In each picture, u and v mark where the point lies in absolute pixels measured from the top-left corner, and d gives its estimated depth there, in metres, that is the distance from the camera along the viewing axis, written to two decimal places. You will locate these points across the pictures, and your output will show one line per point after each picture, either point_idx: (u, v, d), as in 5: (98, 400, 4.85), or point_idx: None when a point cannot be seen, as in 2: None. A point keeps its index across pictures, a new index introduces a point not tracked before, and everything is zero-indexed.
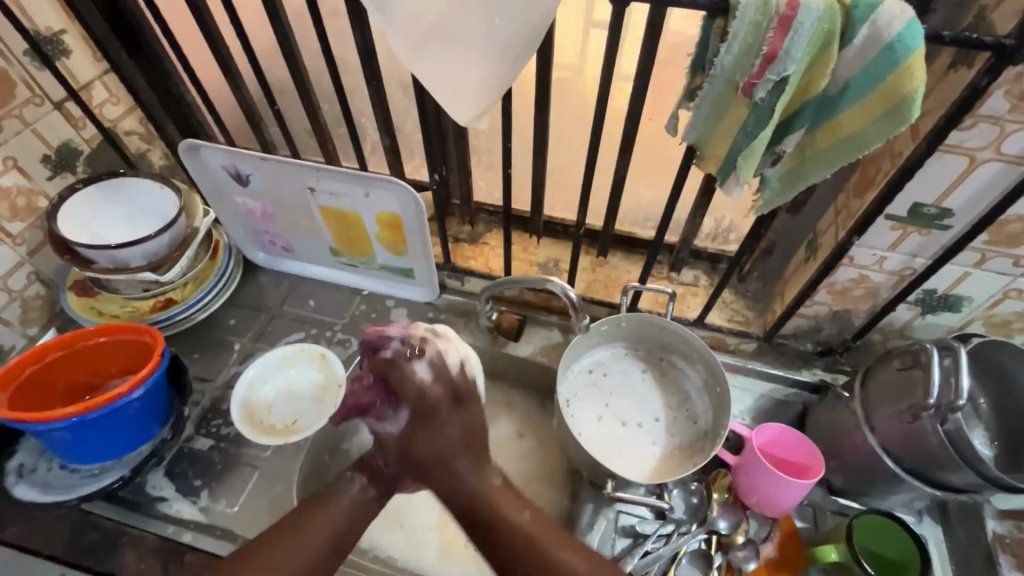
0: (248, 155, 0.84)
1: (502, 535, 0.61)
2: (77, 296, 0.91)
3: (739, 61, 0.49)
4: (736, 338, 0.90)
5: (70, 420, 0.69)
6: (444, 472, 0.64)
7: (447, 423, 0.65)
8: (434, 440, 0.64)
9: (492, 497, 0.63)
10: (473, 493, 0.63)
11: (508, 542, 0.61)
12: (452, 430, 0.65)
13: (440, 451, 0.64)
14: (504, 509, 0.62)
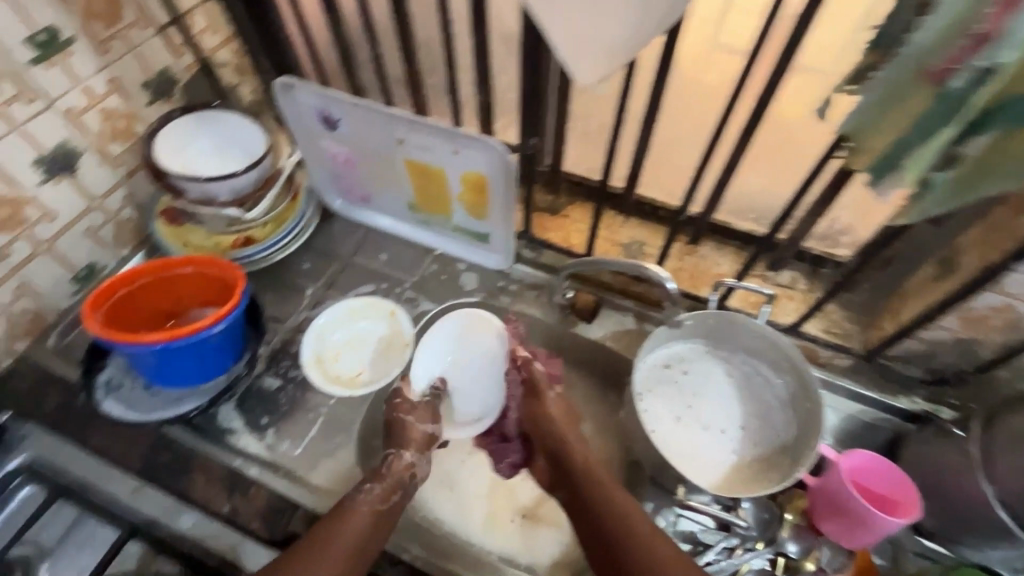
0: (341, 99, 0.81)
1: (597, 506, 0.70)
2: (168, 226, 0.93)
3: (941, 41, 0.41)
4: (830, 351, 0.83)
5: (156, 347, 0.71)
6: (563, 447, 0.77)
7: (560, 413, 0.80)
8: (554, 428, 0.78)
9: (589, 478, 0.73)
10: (580, 466, 0.75)
11: (602, 512, 0.69)
12: (568, 419, 0.80)
13: (560, 432, 0.78)
14: (605, 487, 0.72)
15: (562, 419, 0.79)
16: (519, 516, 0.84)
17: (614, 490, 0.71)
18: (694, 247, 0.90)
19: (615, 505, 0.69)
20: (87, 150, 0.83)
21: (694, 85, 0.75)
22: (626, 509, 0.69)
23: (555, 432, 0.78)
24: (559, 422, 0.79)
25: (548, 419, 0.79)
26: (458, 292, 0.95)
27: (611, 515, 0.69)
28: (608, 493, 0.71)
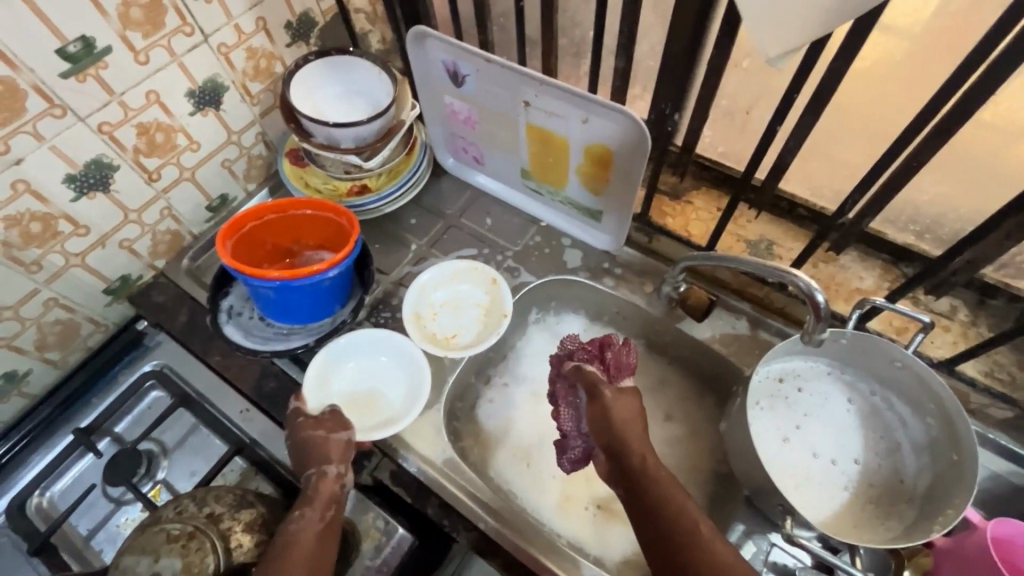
0: (473, 54, 0.78)
1: (658, 509, 0.61)
2: (291, 164, 0.97)
3: None
4: (987, 398, 0.71)
5: (274, 283, 0.74)
6: (619, 440, 0.66)
7: (624, 403, 0.68)
8: (613, 420, 0.67)
9: (654, 485, 0.62)
10: (637, 463, 0.64)
11: (665, 518, 0.60)
12: (632, 412, 0.68)
13: (618, 424, 0.67)
14: (667, 489, 0.62)
15: (627, 417, 0.68)
16: (594, 506, 0.82)
17: (679, 494, 0.62)
18: (834, 255, 0.80)
19: (682, 512, 0.60)
20: (231, 85, 0.87)
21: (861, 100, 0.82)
22: (693, 520, 0.60)
23: (612, 421, 0.67)
24: (622, 420, 0.67)
25: (602, 408, 0.68)
26: (560, 267, 0.91)
27: (674, 524, 0.60)
28: (672, 497, 0.61)
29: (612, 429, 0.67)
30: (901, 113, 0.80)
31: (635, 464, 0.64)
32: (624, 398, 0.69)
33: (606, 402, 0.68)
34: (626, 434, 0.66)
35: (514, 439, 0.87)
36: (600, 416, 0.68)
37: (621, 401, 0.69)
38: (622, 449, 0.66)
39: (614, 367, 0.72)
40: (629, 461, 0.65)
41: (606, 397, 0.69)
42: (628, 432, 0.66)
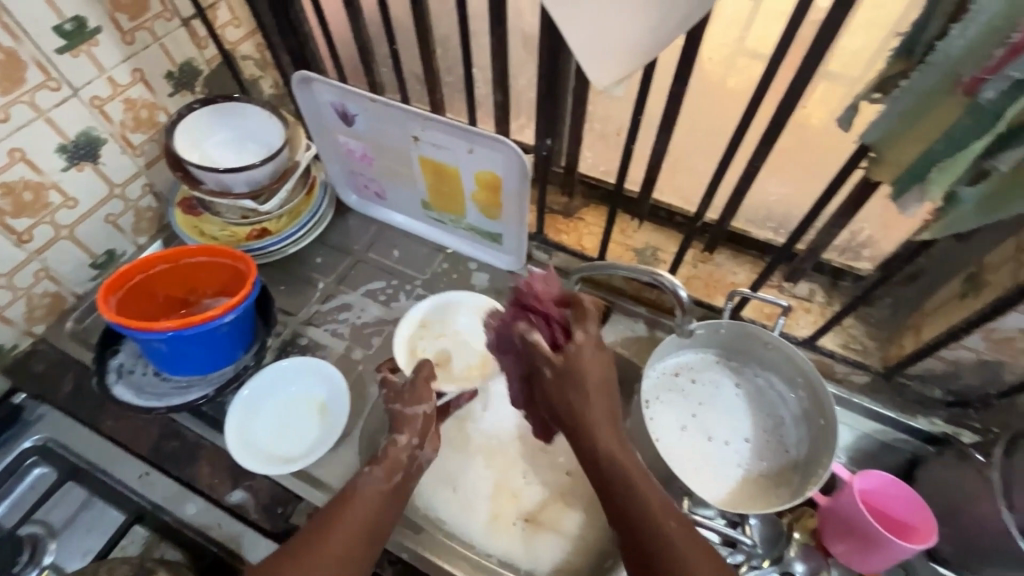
0: (358, 94, 0.81)
1: (629, 516, 0.59)
2: (183, 214, 0.94)
3: (973, 50, 0.40)
4: (847, 368, 0.80)
5: (166, 334, 0.72)
6: (588, 438, 0.62)
7: (593, 382, 0.63)
8: (584, 403, 0.62)
9: (623, 469, 0.60)
10: (608, 460, 0.61)
11: (635, 523, 0.58)
12: (601, 390, 0.63)
13: (590, 414, 0.62)
14: (637, 486, 0.60)
15: (594, 374, 0.64)
16: (522, 520, 0.83)
17: (646, 487, 0.60)
18: (709, 255, 0.89)
19: (651, 514, 0.58)
20: (109, 138, 0.84)
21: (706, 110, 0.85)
22: (660, 522, 0.58)
23: (579, 413, 0.63)
24: (584, 381, 0.63)
25: (569, 396, 0.63)
26: (468, 291, 0.95)
27: (645, 527, 0.58)
28: (640, 494, 0.59)
29: (585, 402, 0.62)
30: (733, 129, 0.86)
31: (607, 462, 0.61)
32: (588, 356, 0.64)
33: (550, 378, 0.64)
34: (593, 428, 0.62)
35: (439, 465, 0.87)
36: (572, 389, 0.63)
37: (587, 370, 0.63)
38: (591, 445, 0.62)
39: (563, 318, 0.66)
40: (599, 458, 0.61)
41: (573, 372, 0.63)
42: (597, 428, 0.62)
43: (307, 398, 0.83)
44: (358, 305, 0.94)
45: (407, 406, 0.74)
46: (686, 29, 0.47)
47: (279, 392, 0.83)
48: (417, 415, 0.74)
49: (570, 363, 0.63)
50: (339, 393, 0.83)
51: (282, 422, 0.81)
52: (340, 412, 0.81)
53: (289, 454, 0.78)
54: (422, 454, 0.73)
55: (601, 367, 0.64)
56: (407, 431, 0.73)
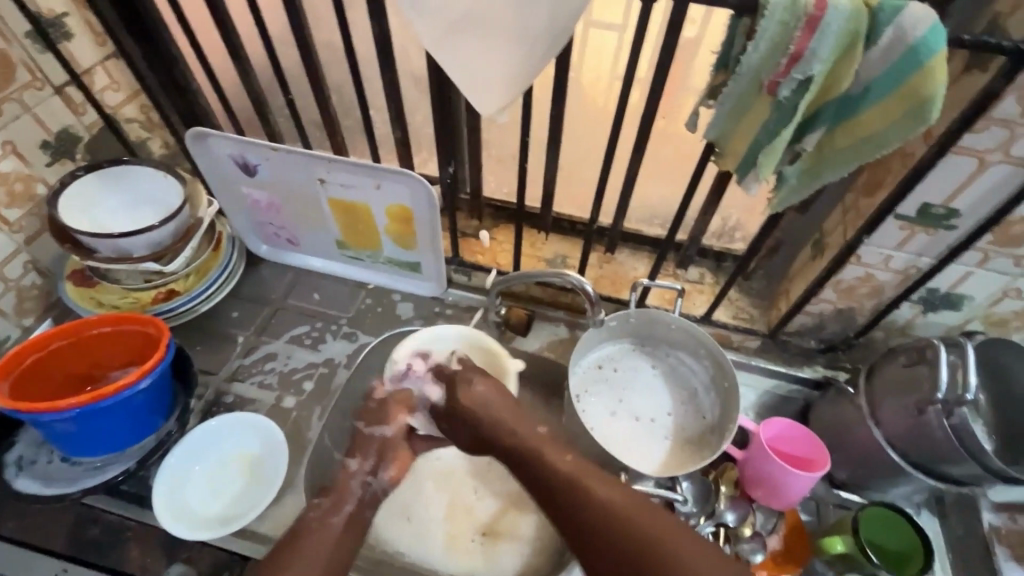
0: (258, 145, 0.83)
1: (586, 515, 0.61)
2: (76, 286, 0.89)
3: (766, 59, 0.51)
4: (740, 335, 0.92)
5: (73, 412, 0.68)
6: (540, 464, 0.66)
7: (505, 416, 0.71)
8: (489, 430, 0.71)
9: (564, 474, 0.64)
10: (560, 478, 0.64)
11: (595, 522, 0.61)
12: (509, 415, 0.71)
13: (525, 441, 0.68)
14: (588, 485, 0.63)
15: (498, 400, 0.73)
16: (480, 534, 0.85)
17: (600, 485, 0.63)
18: (611, 255, 0.98)
19: (608, 505, 0.61)
20: None
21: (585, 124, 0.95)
22: (618, 509, 0.61)
23: (523, 447, 0.68)
24: (498, 402, 0.72)
25: (501, 437, 0.70)
26: (394, 322, 0.98)
27: (607, 520, 0.60)
28: (595, 493, 0.62)
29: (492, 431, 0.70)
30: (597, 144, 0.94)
31: (562, 479, 0.64)
32: (478, 401, 0.72)
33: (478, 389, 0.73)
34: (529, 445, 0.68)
35: (389, 497, 0.87)
36: (478, 420, 0.71)
37: (482, 400, 0.72)
38: (540, 466, 0.66)
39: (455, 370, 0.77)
40: (549, 475, 0.65)
41: (472, 411, 0.72)
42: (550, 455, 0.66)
43: (239, 455, 0.81)
44: (284, 352, 0.93)
45: (368, 427, 0.77)
46: (560, 46, 0.54)
47: (208, 454, 0.80)
48: (375, 438, 0.77)
49: (466, 399, 0.73)
50: (276, 443, 0.81)
51: (216, 487, 0.78)
52: (277, 462, 0.80)
53: (228, 515, 0.76)
54: (375, 483, 0.74)
55: (501, 396, 0.73)
56: (361, 456, 0.75)
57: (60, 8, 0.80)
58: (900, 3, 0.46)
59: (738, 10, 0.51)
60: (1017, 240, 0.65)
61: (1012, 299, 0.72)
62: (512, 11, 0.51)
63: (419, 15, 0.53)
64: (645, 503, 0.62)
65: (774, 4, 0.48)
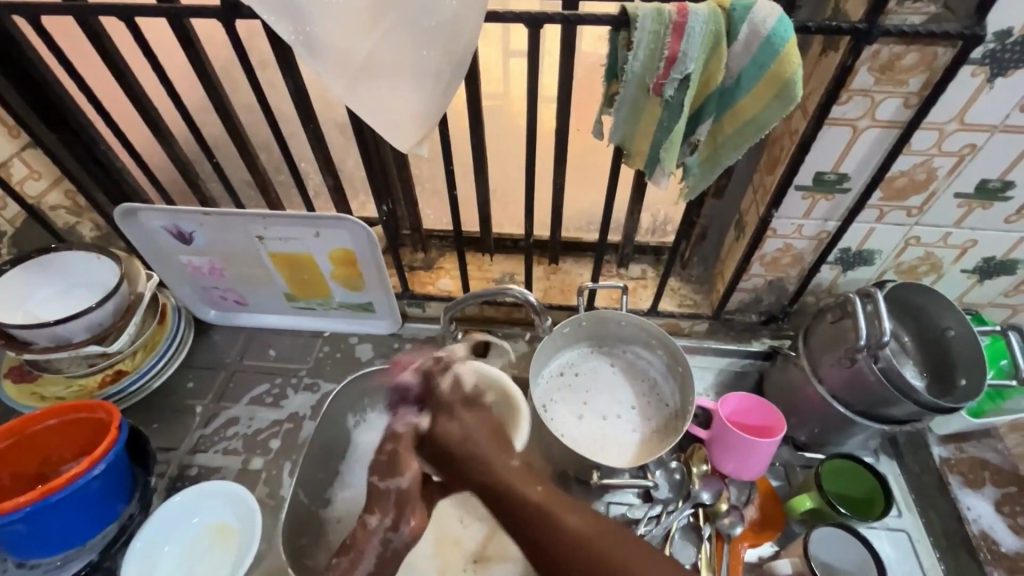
0: (190, 213, 0.83)
1: (558, 546, 0.57)
2: (15, 384, 0.87)
3: (647, 65, 0.56)
4: (689, 321, 0.96)
5: (23, 511, 0.65)
6: (508, 493, 0.61)
7: (483, 448, 0.65)
8: (457, 460, 0.65)
9: (535, 506, 0.59)
10: (530, 510, 0.59)
11: (563, 555, 0.57)
12: (484, 444, 0.65)
13: (499, 475, 0.62)
14: (556, 516, 0.58)
15: (470, 432, 0.66)
16: (471, 563, 0.83)
17: (570, 514, 0.59)
18: (556, 265, 1.02)
19: (577, 538, 0.57)
20: None
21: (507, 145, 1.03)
22: (586, 539, 0.57)
23: (491, 483, 0.62)
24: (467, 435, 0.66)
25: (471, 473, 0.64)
26: (356, 365, 0.98)
27: (576, 548, 0.56)
28: (564, 525, 0.58)
29: (466, 461, 0.65)
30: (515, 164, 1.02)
31: (529, 510, 0.59)
32: (463, 431, 0.66)
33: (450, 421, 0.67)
34: (505, 478, 0.62)
35: None
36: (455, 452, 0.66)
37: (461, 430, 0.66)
38: (511, 497, 0.61)
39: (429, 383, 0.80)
40: (520, 508, 0.60)
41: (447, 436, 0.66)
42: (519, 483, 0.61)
43: (216, 523, 0.79)
44: (246, 415, 0.92)
45: (382, 483, 0.74)
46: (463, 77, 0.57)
47: (182, 528, 0.79)
48: (391, 493, 0.74)
49: (445, 427, 0.67)
50: (247, 506, 0.80)
51: (192, 560, 0.77)
52: (250, 526, 0.79)
53: None
54: (396, 538, 0.77)
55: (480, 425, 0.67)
56: (380, 513, 0.75)
57: None
58: (748, 3, 0.53)
59: (615, 25, 0.56)
60: (903, 193, 0.72)
61: (914, 246, 0.79)
62: (408, 53, 0.55)
63: (322, 67, 0.56)
64: (608, 526, 0.58)
65: (642, 17, 0.54)
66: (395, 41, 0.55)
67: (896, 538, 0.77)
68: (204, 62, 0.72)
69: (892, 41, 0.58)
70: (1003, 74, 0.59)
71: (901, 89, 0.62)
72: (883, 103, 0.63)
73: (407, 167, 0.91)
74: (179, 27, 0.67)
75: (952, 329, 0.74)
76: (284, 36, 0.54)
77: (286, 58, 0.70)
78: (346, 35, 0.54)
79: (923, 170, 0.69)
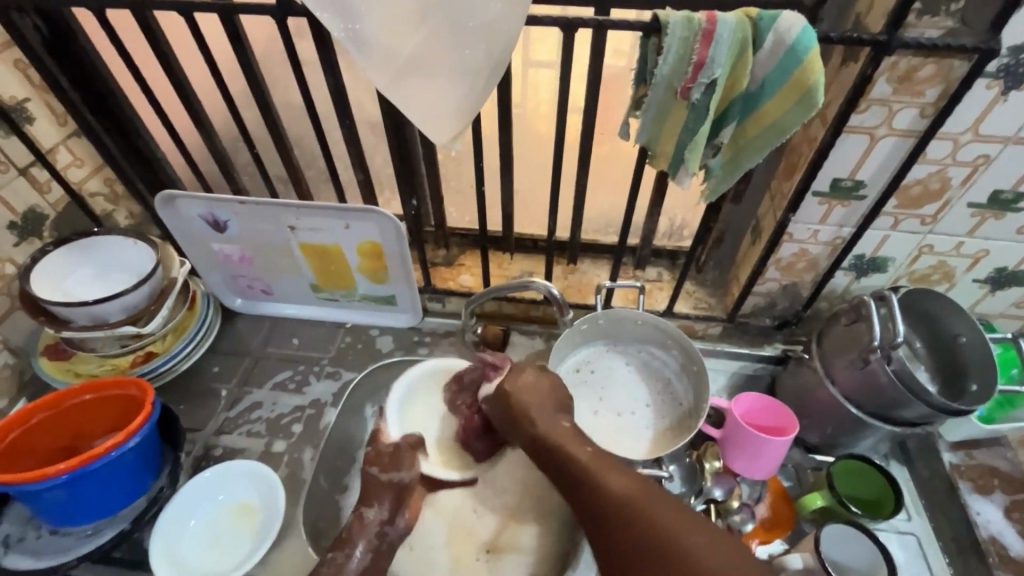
0: (227, 201, 0.87)
1: (599, 509, 0.56)
2: (51, 360, 0.90)
3: (675, 69, 0.59)
4: (703, 323, 0.98)
5: (61, 478, 0.68)
6: (563, 456, 0.61)
7: (544, 404, 0.67)
8: (525, 417, 0.66)
9: (578, 464, 0.59)
10: (576, 470, 0.59)
11: (609, 516, 0.55)
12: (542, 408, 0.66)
13: (549, 435, 0.63)
14: (599, 474, 0.58)
15: (541, 394, 0.68)
16: (484, 552, 0.82)
17: (611, 473, 0.57)
18: (574, 266, 1.04)
19: (615, 494, 0.55)
20: None
21: (532, 148, 1.07)
22: (625, 496, 0.55)
23: (542, 438, 0.63)
24: (532, 395, 0.68)
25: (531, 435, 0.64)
26: (376, 356, 1.00)
27: (613, 507, 0.55)
28: (606, 484, 0.57)
29: (524, 413, 0.66)
30: (540, 166, 1.06)
31: (579, 471, 0.59)
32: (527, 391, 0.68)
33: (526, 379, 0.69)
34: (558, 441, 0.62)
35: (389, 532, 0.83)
36: (517, 408, 0.67)
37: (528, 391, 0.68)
38: (557, 456, 0.61)
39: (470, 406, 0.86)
40: (564, 466, 0.60)
41: (521, 398, 0.68)
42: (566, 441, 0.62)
43: (241, 501, 0.82)
44: (269, 400, 0.94)
45: (386, 473, 0.77)
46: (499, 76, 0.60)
47: (206, 505, 0.81)
48: (392, 486, 0.76)
49: (514, 386, 0.69)
50: (269, 485, 0.82)
51: (214, 538, 0.79)
52: (271, 506, 0.81)
53: (232, 560, 0.78)
54: (392, 532, 0.74)
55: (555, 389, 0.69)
56: (378, 504, 0.75)
57: (21, 94, 0.83)
58: (774, 13, 0.56)
59: (645, 31, 0.59)
60: (918, 201, 0.74)
61: (927, 254, 0.81)
62: (450, 51, 0.59)
63: (368, 61, 0.59)
64: (657, 491, 0.56)
65: (673, 23, 0.57)
66: (438, 39, 0.58)
67: (905, 542, 0.78)
68: (250, 57, 0.76)
69: (910, 54, 0.61)
70: (1017, 88, 0.62)
71: (918, 100, 0.64)
72: (900, 113, 0.66)
73: (435, 165, 0.94)
74: (230, 22, 0.71)
75: (963, 335, 0.76)
76: (333, 32, 0.58)
77: (328, 56, 0.74)
78: (392, 33, 0.58)
79: (937, 179, 0.71)
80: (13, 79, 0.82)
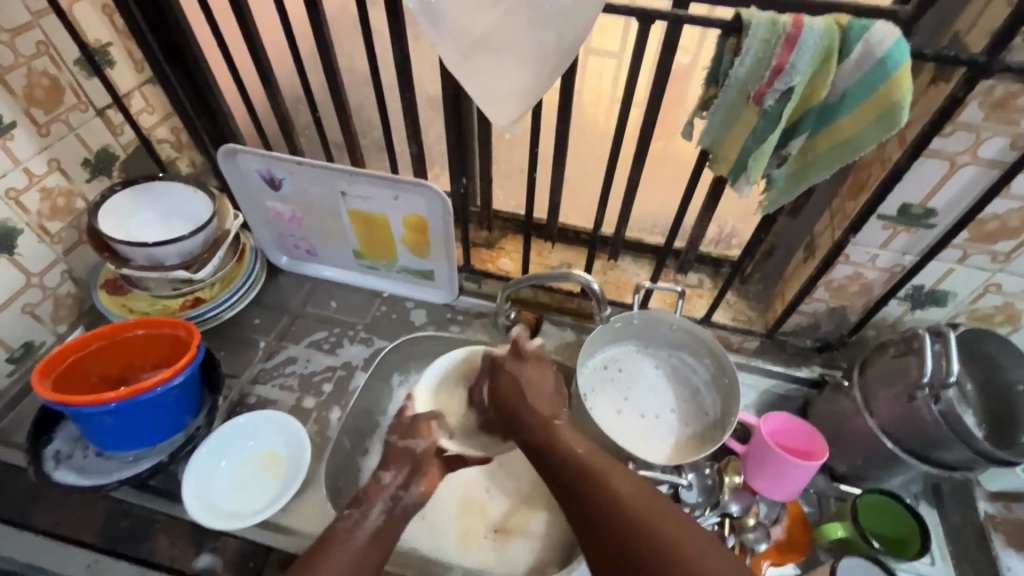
0: (284, 160, 0.89)
1: (600, 506, 0.62)
2: (109, 294, 0.95)
3: (751, 73, 0.57)
4: (740, 336, 0.96)
5: (111, 406, 0.72)
6: (563, 452, 0.67)
7: (541, 397, 0.74)
8: (520, 410, 0.74)
9: (578, 461, 0.66)
10: (575, 468, 0.65)
11: (608, 514, 0.61)
12: (543, 402, 0.74)
13: (552, 424, 0.71)
14: (602, 476, 0.64)
15: (532, 384, 0.76)
16: (492, 531, 0.84)
17: (615, 477, 0.63)
18: (614, 262, 1.04)
19: (616, 495, 0.62)
20: (25, 228, 0.86)
21: None
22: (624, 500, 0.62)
23: (545, 428, 0.71)
24: (530, 383, 0.76)
25: (529, 423, 0.72)
26: (409, 327, 1.02)
27: (612, 507, 0.61)
28: (607, 484, 0.63)
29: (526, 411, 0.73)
30: None
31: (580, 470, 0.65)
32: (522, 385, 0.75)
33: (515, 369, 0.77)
34: (561, 435, 0.69)
35: None
36: (516, 401, 0.75)
37: (523, 382, 0.76)
38: (559, 454, 0.67)
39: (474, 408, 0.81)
40: (566, 463, 0.66)
41: (514, 390, 0.75)
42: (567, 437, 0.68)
43: (270, 450, 0.87)
44: (304, 356, 0.98)
45: (402, 440, 0.76)
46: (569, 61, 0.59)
47: (238, 449, 0.86)
48: (408, 453, 0.75)
49: (510, 380, 0.77)
50: (297, 438, 0.86)
51: (242, 480, 0.84)
52: (297, 459, 0.85)
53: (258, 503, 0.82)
54: (405, 497, 0.71)
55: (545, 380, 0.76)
56: (395, 469, 0.73)
57: (106, 38, 0.87)
58: (867, 23, 0.53)
59: (725, 30, 0.57)
60: (992, 236, 0.70)
61: (994, 294, 0.77)
62: (522, 32, 0.58)
63: (440, 37, 0.59)
64: (654, 494, 0.63)
65: (756, 24, 0.54)
66: (511, 19, 0.57)
67: None
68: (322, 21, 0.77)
69: (1009, 79, 0.57)
70: None
71: (1011, 129, 0.60)
72: (988, 142, 0.62)
73: (488, 146, 0.94)
74: None
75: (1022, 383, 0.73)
76: (408, 3, 0.58)
77: (398, 26, 0.74)
78: (467, 8, 0.57)
79: (1018, 217, 0.67)
80: (99, 22, 0.86)
